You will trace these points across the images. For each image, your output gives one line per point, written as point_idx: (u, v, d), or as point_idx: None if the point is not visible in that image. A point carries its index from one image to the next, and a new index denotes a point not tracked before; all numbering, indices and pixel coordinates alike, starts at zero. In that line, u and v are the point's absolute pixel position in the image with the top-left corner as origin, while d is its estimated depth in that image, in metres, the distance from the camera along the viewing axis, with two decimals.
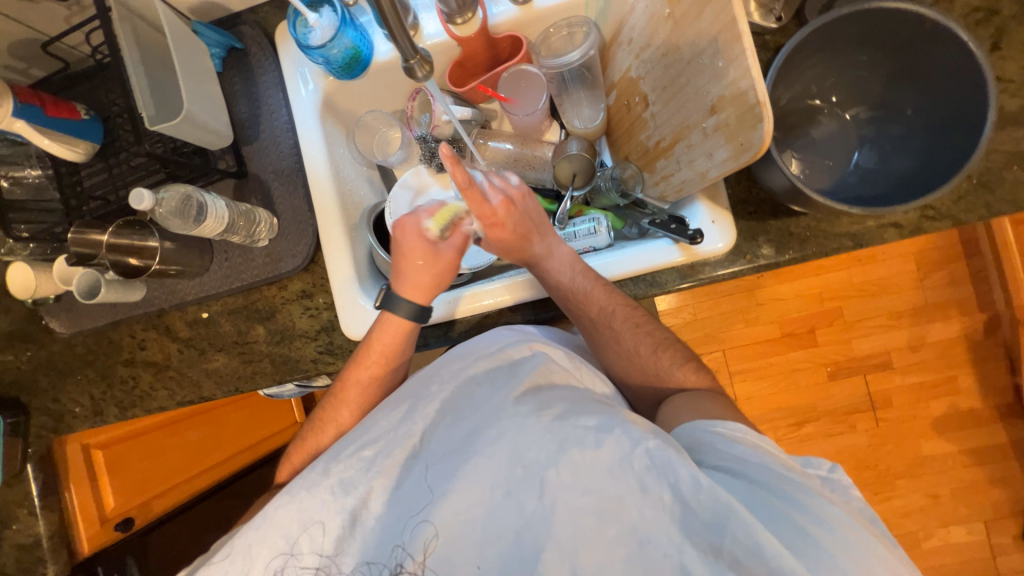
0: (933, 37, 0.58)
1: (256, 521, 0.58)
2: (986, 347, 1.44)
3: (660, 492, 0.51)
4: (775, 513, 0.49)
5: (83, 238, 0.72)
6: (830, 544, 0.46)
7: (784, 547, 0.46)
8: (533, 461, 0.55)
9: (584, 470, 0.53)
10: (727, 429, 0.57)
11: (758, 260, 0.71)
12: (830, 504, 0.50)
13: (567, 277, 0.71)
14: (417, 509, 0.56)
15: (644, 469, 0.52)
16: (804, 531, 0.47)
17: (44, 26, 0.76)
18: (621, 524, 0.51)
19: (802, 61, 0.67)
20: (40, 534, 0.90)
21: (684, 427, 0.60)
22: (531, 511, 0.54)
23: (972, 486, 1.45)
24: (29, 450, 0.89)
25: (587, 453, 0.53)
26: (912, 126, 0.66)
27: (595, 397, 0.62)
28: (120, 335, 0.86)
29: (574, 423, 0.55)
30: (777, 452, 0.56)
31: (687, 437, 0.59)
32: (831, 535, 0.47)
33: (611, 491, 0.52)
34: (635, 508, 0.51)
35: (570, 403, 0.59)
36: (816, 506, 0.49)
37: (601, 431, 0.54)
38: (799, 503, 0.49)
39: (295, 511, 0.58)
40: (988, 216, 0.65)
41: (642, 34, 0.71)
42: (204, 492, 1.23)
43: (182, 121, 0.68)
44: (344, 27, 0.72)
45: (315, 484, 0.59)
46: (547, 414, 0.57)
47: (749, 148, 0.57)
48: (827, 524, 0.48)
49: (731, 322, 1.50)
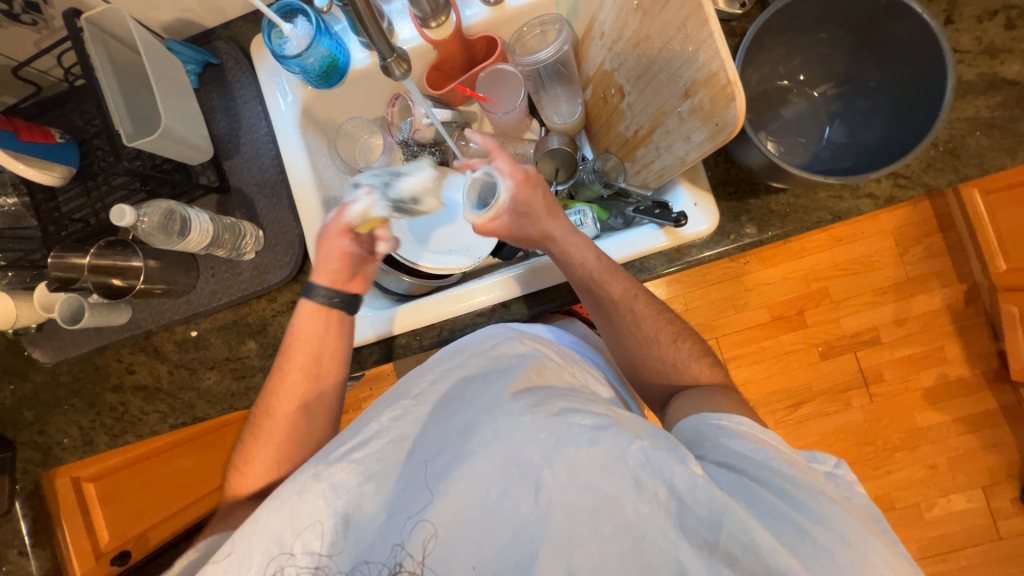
0: (889, 12, 0.61)
1: (248, 521, 0.55)
2: (968, 315, 1.48)
3: (654, 489, 0.50)
4: (778, 512, 0.48)
5: (64, 262, 0.71)
6: (828, 543, 0.46)
7: (779, 542, 0.46)
8: (529, 460, 0.53)
9: (579, 468, 0.52)
10: (729, 420, 0.58)
11: (742, 239, 0.72)
12: (833, 503, 0.50)
13: (592, 257, 0.70)
14: (412, 510, 0.54)
15: (639, 466, 0.51)
16: (800, 530, 0.47)
17: (15, 51, 0.75)
18: (616, 521, 0.50)
19: (770, 43, 0.69)
20: (34, 573, 0.87)
21: (688, 420, 0.61)
22: (528, 512, 0.52)
23: (967, 454, 1.48)
24: (17, 486, 0.85)
25: (581, 451, 0.52)
26: (876, 98, 0.68)
27: (585, 395, 0.61)
28: (107, 361, 0.84)
29: (570, 421, 0.54)
30: (781, 446, 0.55)
31: (689, 430, 0.59)
32: (828, 533, 0.47)
33: (606, 490, 0.51)
34: (630, 505, 0.50)
35: (563, 401, 0.58)
36: (815, 504, 0.49)
37: (596, 429, 0.53)
38: (799, 501, 0.49)
39: (283, 514, 0.55)
40: (956, 180, 0.68)
41: (613, 29, 0.73)
42: (193, 524, 1.20)
43: (162, 138, 0.68)
44: (319, 36, 0.72)
45: (306, 488, 0.56)
46: (542, 411, 0.56)
47: (724, 127, 0.58)
48: (828, 524, 0.47)
49: (720, 309, 1.52)
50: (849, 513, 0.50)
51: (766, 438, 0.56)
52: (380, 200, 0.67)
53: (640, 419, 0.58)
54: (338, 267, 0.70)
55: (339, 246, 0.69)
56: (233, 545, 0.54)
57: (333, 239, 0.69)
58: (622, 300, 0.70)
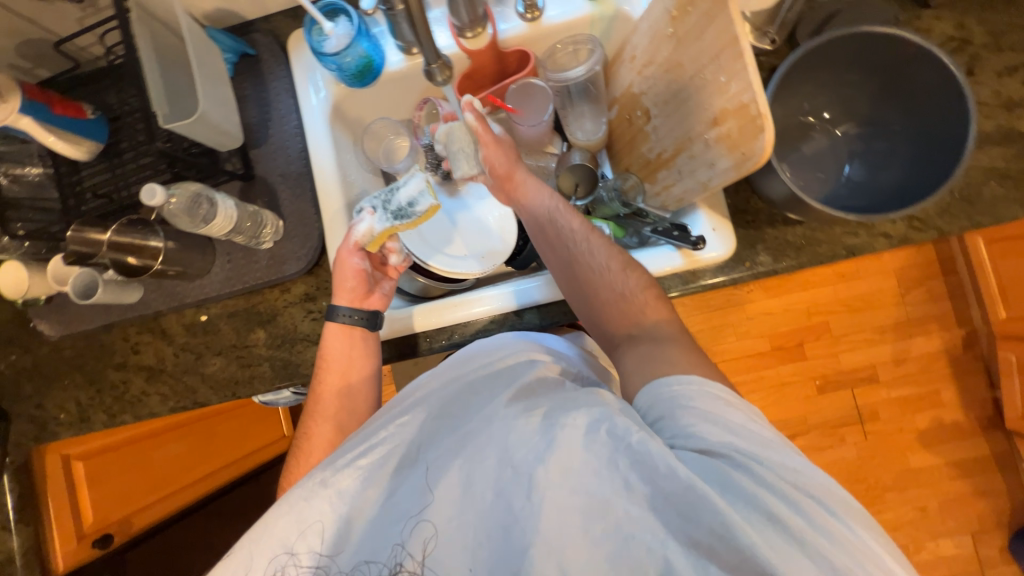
0: (917, 60, 0.63)
1: (256, 525, 0.55)
2: (966, 360, 1.49)
3: (641, 488, 0.49)
4: (755, 500, 0.48)
5: (83, 237, 0.71)
6: (805, 532, 0.47)
7: (757, 534, 0.46)
8: (523, 460, 0.52)
9: (571, 468, 0.51)
10: (682, 385, 0.57)
11: (756, 267, 0.74)
12: (807, 485, 0.50)
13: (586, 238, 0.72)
14: (412, 511, 0.54)
15: (629, 467, 0.50)
16: (773, 516, 0.47)
17: (57, 27, 0.77)
18: (607, 522, 0.49)
19: (797, 80, 0.70)
20: (13, 551, 0.85)
21: (644, 393, 0.60)
22: (519, 509, 0.51)
23: (958, 499, 1.48)
24: (6, 459, 0.85)
25: (572, 451, 0.51)
26: (897, 141, 0.70)
27: (583, 391, 0.60)
28: (112, 338, 0.84)
29: (562, 421, 0.53)
30: (728, 400, 0.56)
31: (648, 405, 0.59)
32: (804, 522, 0.47)
33: (597, 492, 0.50)
34: (621, 507, 0.49)
35: (558, 401, 0.57)
36: (791, 490, 0.49)
37: (590, 428, 0.52)
38: (774, 485, 0.49)
39: (290, 519, 0.55)
40: (970, 227, 0.69)
41: (644, 53, 0.75)
42: (177, 513, 1.19)
43: (197, 123, 0.69)
44: (359, 37, 0.74)
45: (313, 494, 0.56)
46: (537, 414, 0.55)
47: (751, 157, 0.59)
48: (804, 512, 0.48)
49: (722, 336, 1.53)
50: (813, 487, 0.50)
51: (721, 402, 0.55)
52: (381, 215, 0.74)
53: (624, 404, 0.58)
54: (353, 285, 0.75)
55: (352, 264, 0.75)
56: (236, 552, 0.54)
57: (345, 259, 0.75)
58: (572, 233, 0.72)
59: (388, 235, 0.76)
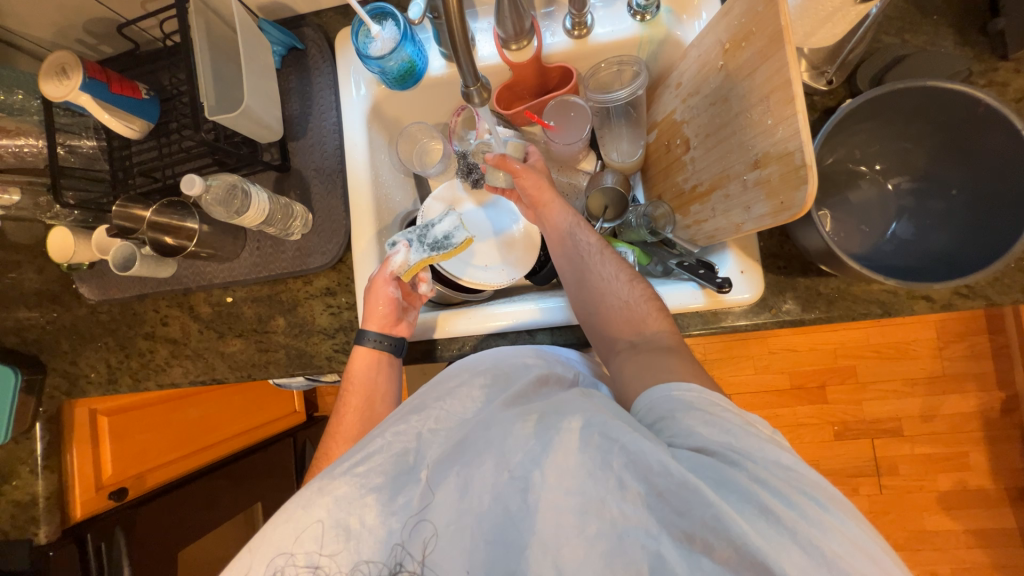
0: (987, 122, 0.59)
1: (257, 537, 0.54)
2: (1002, 426, 1.40)
3: (636, 487, 0.48)
4: (767, 513, 0.45)
5: (127, 212, 0.76)
6: (828, 549, 0.43)
7: (750, 526, 0.44)
8: (518, 463, 0.52)
9: (568, 471, 0.50)
10: (683, 390, 0.55)
11: (782, 315, 0.71)
12: (827, 501, 0.46)
13: (592, 251, 0.73)
14: (411, 511, 0.54)
15: (622, 467, 0.49)
16: (765, 508, 0.45)
17: (121, 8, 0.80)
18: (601, 521, 0.48)
19: (850, 126, 0.67)
20: (37, 494, 0.89)
21: (643, 396, 0.58)
22: (516, 509, 0.51)
23: (972, 569, 1.41)
24: (40, 409, 0.90)
25: (567, 456, 0.50)
26: (953, 204, 0.66)
27: (581, 392, 0.59)
28: (145, 309, 0.88)
29: (558, 425, 0.52)
30: (727, 407, 0.54)
31: (647, 411, 0.56)
32: (825, 538, 0.44)
33: (591, 493, 0.49)
34: (615, 507, 0.48)
35: (553, 404, 0.56)
36: (813, 508, 0.45)
37: (584, 432, 0.51)
38: (786, 495, 0.46)
39: (288, 526, 0.53)
40: (1023, 300, 0.65)
41: (691, 81, 0.72)
42: (190, 475, 1.18)
43: (241, 115, 0.71)
44: (404, 42, 0.74)
45: (311, 502, 0.54)
46: (532, 418, 0.55)
47: (790, 208, 0.56)
48: (825, 529, 0.44)
49: (739, 368, 1.49)
50: (819, 492, 0.47)
51: (719, 405, 0.53)
52: (417, 247, 0.79)
53: (616, 406, 0.56)
54: (385, 311, 0.75)
55: (386, 292, 0.76)
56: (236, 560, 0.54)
57: (380, 287, 0.76)
58: (587, 247, 0.73)
59: (422, 266, 0.80)
